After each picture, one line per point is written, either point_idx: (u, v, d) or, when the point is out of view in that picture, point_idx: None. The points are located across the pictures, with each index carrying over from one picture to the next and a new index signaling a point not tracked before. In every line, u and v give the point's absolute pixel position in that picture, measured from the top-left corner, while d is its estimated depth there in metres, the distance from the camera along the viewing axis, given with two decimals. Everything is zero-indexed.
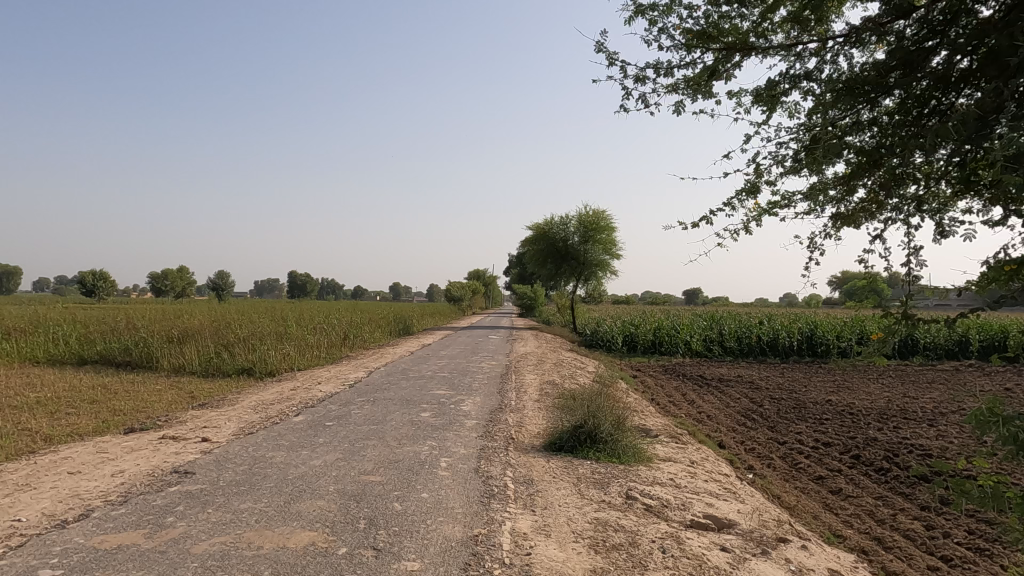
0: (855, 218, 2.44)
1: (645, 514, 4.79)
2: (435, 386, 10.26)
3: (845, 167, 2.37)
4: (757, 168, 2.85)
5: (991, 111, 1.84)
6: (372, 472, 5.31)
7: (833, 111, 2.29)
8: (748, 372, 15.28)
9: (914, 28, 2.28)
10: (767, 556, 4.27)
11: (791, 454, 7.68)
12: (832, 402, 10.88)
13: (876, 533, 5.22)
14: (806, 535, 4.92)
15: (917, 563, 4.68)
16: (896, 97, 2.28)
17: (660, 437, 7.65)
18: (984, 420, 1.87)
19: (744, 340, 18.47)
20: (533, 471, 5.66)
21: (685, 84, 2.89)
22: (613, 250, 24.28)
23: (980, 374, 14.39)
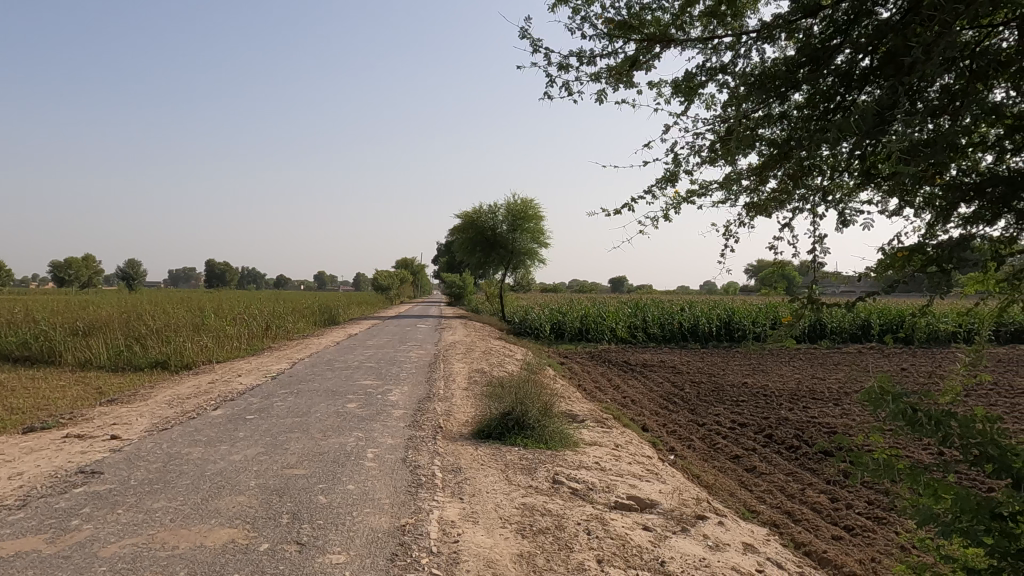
0: (766, 207, 2.50)
1: (571, 497, 4.89)
2: (361, 376, 10.10)
3: (758, 159, 2.43)
4: (675, 156, 2.88)
5: (888, 107, 1.94)
6: (295, 465, 5.17)
7: (747, 105, 2.35)
8: (670, 357, 15.83)
9: (821, 27, 2.36)
10: (686, 533, 4.44)
11: (709, 435, 8.01)
12: (748, 385, 11.43)
13: (787, 507, 5.53)
14: (722, 511, 5.15)
15: (823, 533, 4.99)
16: (805, 92, 2.35)
17: (586, 422, 7.81)
18: (876, 398, 1.87)
19: (666, 326, 19.12)
20: (460, 459, 5.67)
21: (607, 75, 2.89)
22: (541, 239, 24.57)
23: (880, 356, 15.42)
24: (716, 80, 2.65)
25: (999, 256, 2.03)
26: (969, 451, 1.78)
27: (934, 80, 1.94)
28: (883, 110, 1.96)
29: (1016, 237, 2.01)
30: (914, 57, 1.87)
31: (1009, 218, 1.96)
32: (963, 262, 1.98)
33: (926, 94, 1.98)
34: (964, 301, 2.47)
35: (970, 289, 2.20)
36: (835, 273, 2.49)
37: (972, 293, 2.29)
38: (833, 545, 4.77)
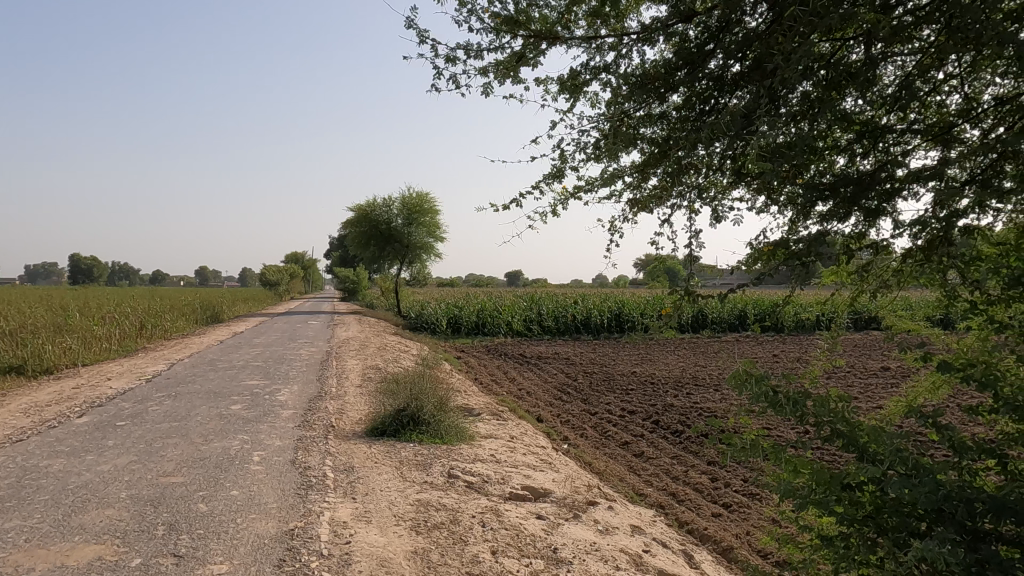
0: (647, 204, 2.58)
1: (466, 491, 4.91)
2: (247, 376, 9.63)
3: (640, 157, 2.51)
4: (562, 153, 2.90)
5: (754, 110, 2.07)
6: (173, 473, 4.85)
7: (629, 104, 2.42)
8: (564, 349, 16.24)
9: (695, 31, 2.46)
10: (578, 519, 4.58)
11: (601, 423, 8.29)
12: (637, 374, 11.93)
13: (671, 489, 5.83)
14: (612, 496, 5.35)
15: (703, 511, 5.30)
16: (682, 94, 2.45)
17: (482, 415, 7.86)
18: (741, 381, 1.99)
19: (560, 319, 19.62)
20: (353, 458, 5.54)
21: (494, 70, 2.88)
22: (436, 233, 24.41)
23: (754, 343, 16.58)
24: (599, 79, 2.71)
25: (851, 250, 2.21)
26: (822, 428, 1.91)
27: (794, 87, 2.09)
28: (750, 113, 2.09)
29: (865, 234, 2.19)
30: (777, 64, 2.00)
31: (858, 215, 2.15)
32: (820, 256, 2.13)
33: (787, 99, 2.13)
34: (821, 293, 2.67)
35: (827, 281, 2.38)
36: (710, 267, 2.64)
37: (828, 285, 2.48)
38: (712, 523, 5.08)
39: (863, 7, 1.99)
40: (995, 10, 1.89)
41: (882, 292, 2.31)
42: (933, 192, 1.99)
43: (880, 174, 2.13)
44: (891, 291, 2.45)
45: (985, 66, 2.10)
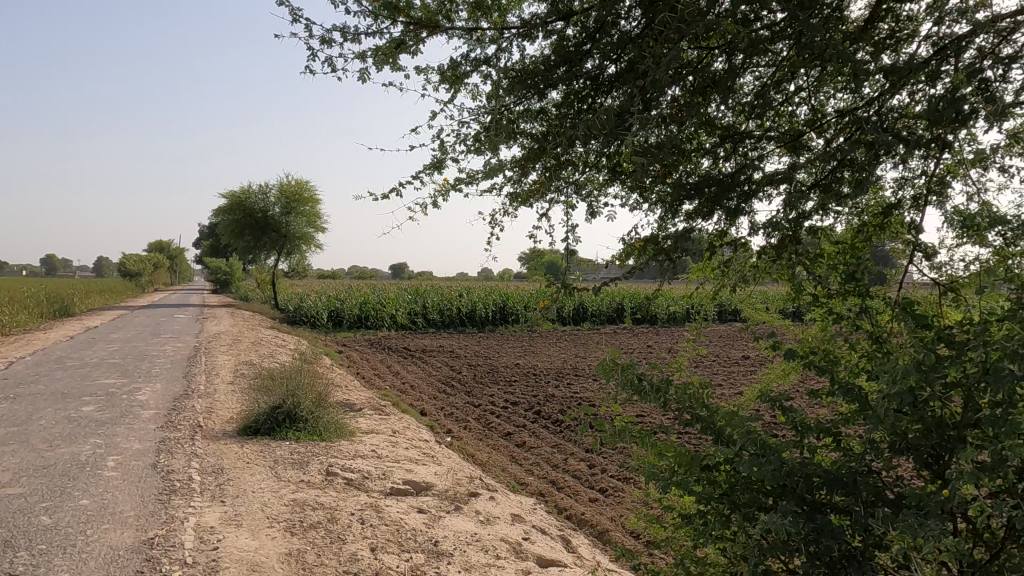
0: (526, 197, 2.60)
1: (345, 488, 4.78)
2: (101, 374, 8.82)
3: (520, 151, 2.54)
4: (442, 143, 2.87)
5: (627, 111, 2.15)
6: (10, 484, 4.35)
7: (509, 98, 2.44)
8: (448, 341, 16.22)
9: (573, 30, 2.51)
10: (459, 511, 4.60)
11: (484, 415, 8.37)
12: (520, 365, 12.15)
13: (551, 476, 5.99)
14: (494, 487, 5.42)
15: (581, 497, 5.51)
16: (560, 91, 2.49)
17: (363, 410, 7.68)
18: (608, 369, 2.07)
19: (445, 312, 19.59)
20: (223, 459, 5.23)
21: (372, 55, 2.79)
22: (316, 223, 23.52)
23: (630, 334, 17.40)
24: (480, 71, 2.70)
25: (713, 247, 2.35)
26: (683, 413, 2.03)
27: (664, 91, 2.19)
28: (623, 114, 2.17)
29: (725, 232, 2.34)
30: (648, 67, 2.09)
31: (721, 214, 2.29)
32: (686, 252, 2.26)
33: (658, 102, 2.23)
34: (687, 287, 2.82)
35: (692, 276, 2.52)
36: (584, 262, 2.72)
37: (693, 280, 2.63)
38: (589, 507, 5.28)
39: (727, 19, 2.12)
40: (837, 31, 2.09)
41: (740, 286, 2.48)
42: (784, 194, 2.15)
43: (740, 176, 2.28)
44: (748, 287, 2.63)
45: (828, 82, 2.30)
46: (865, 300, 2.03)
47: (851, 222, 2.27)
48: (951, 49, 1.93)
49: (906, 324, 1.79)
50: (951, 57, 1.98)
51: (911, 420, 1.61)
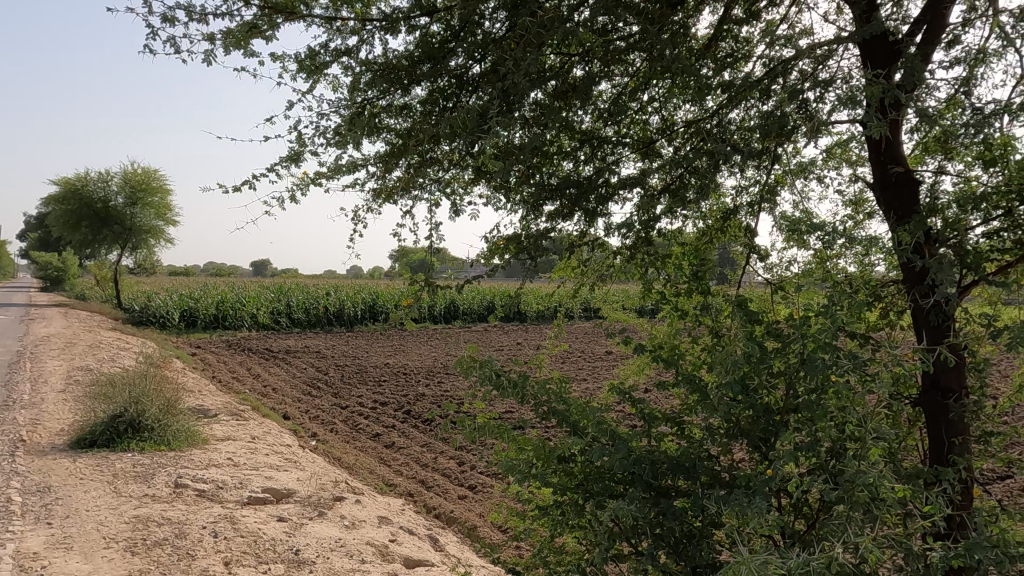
0: (390, 194, 2.54)
1: (197, 500, 4.47)
2: None
3: (383, 147, 2.48)
4: (300, 135, 2.73)
5: (489, 111, 2.16)
6: None
7: (371, 92, 2.38)
8: (314, 341, 15.62)
9: (437, 27, 2.49)
10: (323, 517, 4.45)
11: (352, 416, 8.14)
12: (390, 364, 11.96)
13: (420, 476, 5.95)
14: (360, 490, 5.29)
15: (450, 495, 5.52)
16: (425, 88, 2.46)
17: (219, 415, 7.21)
18: (468, 365, 2.09)
19: (311, 311, 18.87)
20: (50, 476, 4.69)
21: (221, 37, 2.61)
22: (167, 215, 21.72)
23: (501, 332, 17.68)
24: (340, 62, 2.60)
25: (573, 247, 2.43)
26: (540, 407, 2.08)
27: (526, 93, 2.23)
28: (486, 114, 2.18)
29: (585, 233, 2.43)
30: (509, 69, 2.11)
31: (580, 216, 2.38)
32: (546, 250, 2.32)
33: (521, 104, 2.27)
34: (549, 286, 2.90)
35: (554, 274, 2.59)
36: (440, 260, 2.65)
37: (555, 278, 2.70)
38: (458, 505, 5.31)
39: (584, 28, 2.20)
40: (684, 45, 2.23)
41: (598, 284, 2.60)
42: (638, 198, 2.27)
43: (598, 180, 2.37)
44: (605, 285, 2.75)
45: (677, 94, 2.45)
46: (707, 297, 2.16)
47: (697, 225, 2.43)
48: (780, 70, 2.13)
49: (739, 318, 1.92)
50: (780, 77, 2.17)
51: (743, 407, 1.75)
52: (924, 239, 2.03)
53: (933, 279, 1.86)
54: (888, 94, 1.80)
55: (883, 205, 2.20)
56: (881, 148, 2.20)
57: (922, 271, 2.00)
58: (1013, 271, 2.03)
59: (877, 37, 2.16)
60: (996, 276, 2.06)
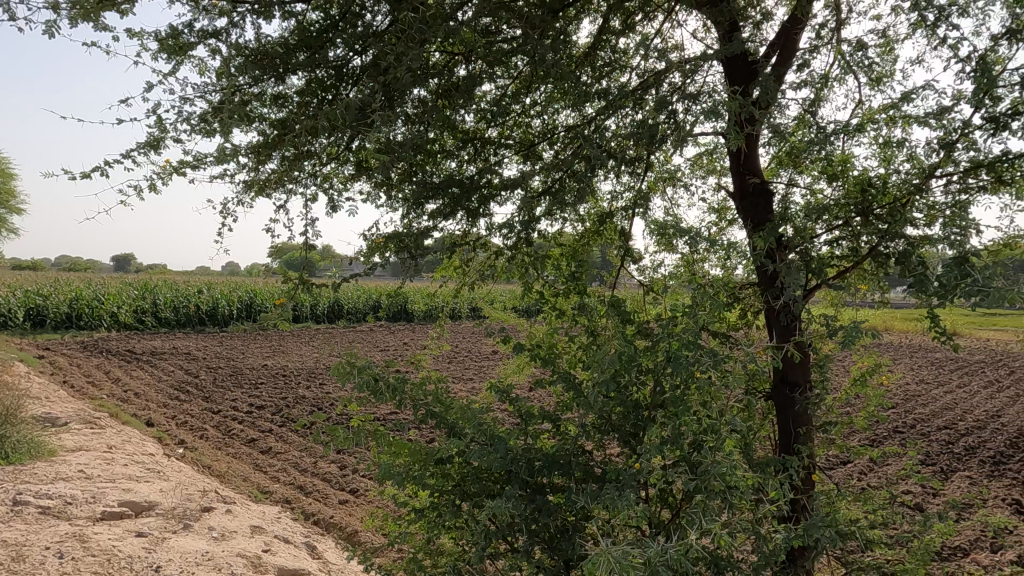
0: (263, 188, 2.40)
1: (40, 518, 4.04)
2: None
3: (255, 137, 2.35)
4: (160, 120, 2.52)
5: (369, 106, 2.10)
6: None
7: (242, 78, 2.24)
8: (184, 342, 14.61)
9: (315, 14, 2.39)
10: (190, 530, 4.16)
11: (225, 421, 7.69)
12: (268, 366, 11.41)
13: (299, 481, 5.72)
14: (232, 498, 5.00)
15: (331, 500, 5.35)
16: (302, 79, 2.35)
17: (69, 424, 6.55)
18: (343, 369, 2.01)
19: (181, 310, 17.64)
20: None
21: (68, 8, 2.36)
22: (10, 202, 19.49)
23: (387, 331, 17.39)
24: (207, 46, 2.43)
25: (456, 247, 2.42)
26: (418, 409, 2.05)
27: (408, 91, 2.19)
28: (366, 108, 2.12)
29: (467, 232, 2.43)
30: (390, 63, 2.06)
31: (462, 215, 2.37)
32: (427, 249, 2.30)
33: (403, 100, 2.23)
34: (432, 285, 2.87)
35: (437, 273, 2.58)
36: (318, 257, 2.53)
37: (437, 277, 2.68)
38: (339, 509, 5.16)
39: (467, 28, 2.19)
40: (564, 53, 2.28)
41: (480, 283, 2.61)
42: (519, 199, 2.31)
43: (481, 179, 2.37)
44: (488, 285, 2.77)
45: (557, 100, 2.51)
46: (584, 297, 2.23)
47: (575, 227, 2.50)
48: (652, 82, 2.23)
49: (612, 318, 1.99)
50: (653, 89, 2.28)
51: (614, 404, 1.82)
52: (776, 245, 2.21)
53: (783, 281, 2.02)
54: (746, 110, 1.94)
55: (742, 213, 2.37)
56: (741, 159, 2.36)
57: (774, 274, 2.18)
58: (849, 275, 2.26)
59: (737, 56, 2.32)
60: (835, 280, 2.28)
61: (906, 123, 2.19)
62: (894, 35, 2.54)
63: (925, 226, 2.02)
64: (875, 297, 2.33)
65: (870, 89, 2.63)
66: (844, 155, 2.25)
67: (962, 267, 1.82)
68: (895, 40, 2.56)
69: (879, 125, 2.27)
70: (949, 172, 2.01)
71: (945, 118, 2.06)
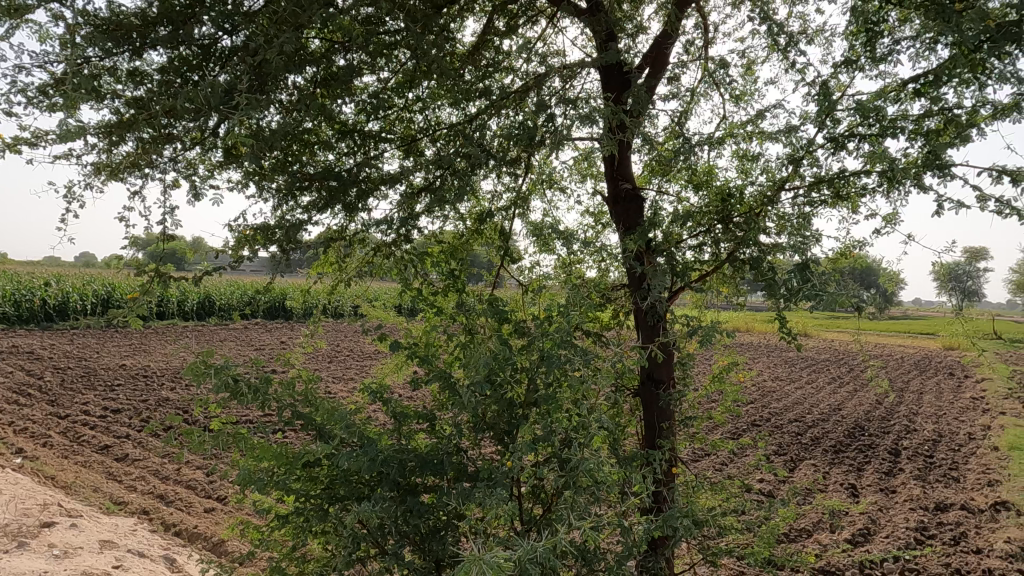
0: (116, 171, 2.19)
1: None
2: None
3: (107, 115, 2.13)
4: None
5: (238, 88, 1.97)
6: None
7: (90, 50, 2.03)
8: (26, 340, 13.13)
9: None
10: (26, 548, 3.74)
11: (73, 427, 6.99)
12: (126, 366, 10.51)
13: (159, 490, 5.30)
14: (78, 511, 4.55)
15: (196, 508, 5.02)
16: (163, 55, 2.16)
17: None
18: (199, 371, 1.85)
19: (23, 304, 15.85)
20: None
21: None
22: None
23: (263, 329, 16.55)
24: (49, 10, 2.18)
25: (331, 242, 2.34)
26: (284, 411, 1.95)
27: (282, 76, 2.09)
28: (234, 91, 1.99)
29: (345, 227, 2.36)
30: (261, 44, 1.95)
31: (338, 208, 2.29)
32: (300, 242, 2.20)
33: (276, 86, 2.11)
34: (305, 281, 2.75)
35: (312, 269, 2.48)
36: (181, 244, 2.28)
37: (312, 273, 2.58)
38: (204, 519, 4.84)
39: (346, 15, 2.12)
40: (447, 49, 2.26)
41: (358, 280, 2.54)
42: (399, 194, 2.26)
43: (359, 173, 2.30)
44: (365, 282, 2.70)
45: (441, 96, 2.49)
46: (462, 295, 2.22)
47: (456, 225, 2.50)
48: (534, 85, 2.26)
49: (489, 316, 2.00)
50: (534, 92, 2.31)
51: (488, 402, 1.83)
52: (645, 248, 2.31)
53: (650, 283, 2.12)
54: (620, 117, 2.01)
55: (615, 216, 2.46)
56: (614, 165, 2.45)
57: (642, 276, 2.28)
58: (711, 278, 2.41)
59: (614, 65, 2.40)
60: (697, 283, 2.43)
61: (762, 139, 2.36)
62: (754, 57, 2.75)
63: (775, 235, 2.19)
64: (733, 299, 2.51)
65: (734, 106, 2.82)
66: (708, 166, 2.40)
67: (804, 272, 1.99)
68: (755, 61, 2.76)
69: (739, 140, 2.44)
70: (797, 186, 2.20)
71: (793, 136, 2.25)
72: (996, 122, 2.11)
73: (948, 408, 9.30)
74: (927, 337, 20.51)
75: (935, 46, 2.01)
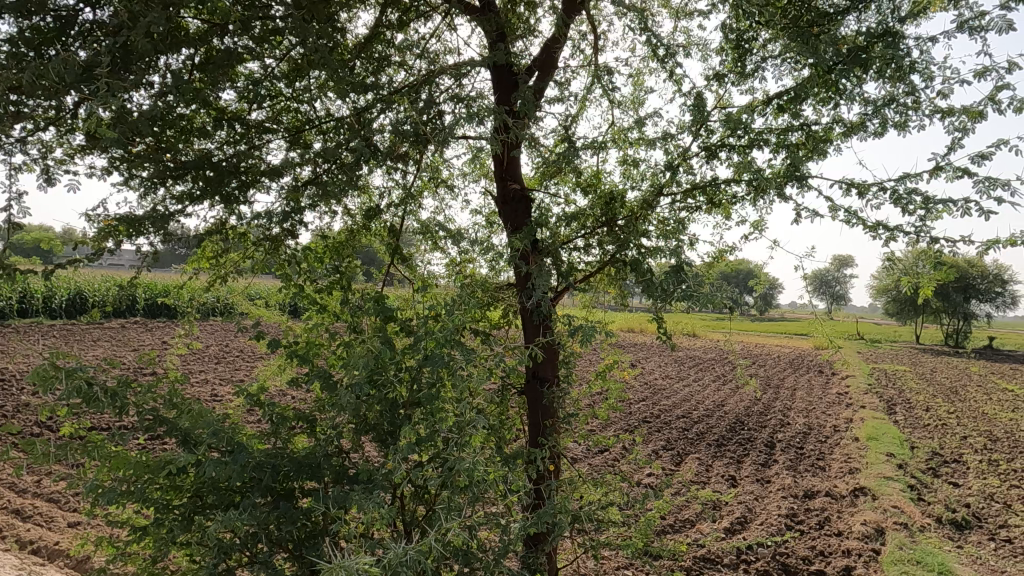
0: None
1: None
2: None
3: None
4: None
5: (97, 67, 1.82)
6: None
7: None
8: None
9: None
10: None
11: None
12: None
13: (15, 505, 4.81)
14: None
15: (57, 524, 4.59)
16: (13, 26, 1.96)
17: None
18: (46, 376, 1.69)
19: None
20: None
21: None
22: None
23: (144, 329, 15.41)
24: None
25: (206, 235, 2.21)
26: (145, 417, 1.81)
27: (152, 57, 1.95)
28: (93, 69, 1.83)
29: (222, 220, 2.24)
30: (126, 21, 1.81)
31: (216, 200, 2.17)
32: (169, 235, 2.07)
33: (146, 67, 1.97)
34: (178, 277, 2.58)
35: (186, 264, 2.34)
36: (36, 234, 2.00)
37: (186, 268, 2.43)
38: (67, 534, 4.45)
39: None
40: (334, 40, 2.20)
41: (237, 276, 2.42)
42: (281, 187, 2.17)
43: (239, 163, 2.20)
44: (246, 278, 2.57)
45: (328, 88, 2.41)
46: (345, 293, 2.16)
47: (343, 221, 2.43)
48: (424, 82, 2.24)
49: (372, 315, 1.96)
50: (424, 89, 2.29)
51: (369, 403, 1.79)
52: (532, 249, 2.35)
53: (535, 283, 2.15)
54: (506, 119, 2.03)
55: (503, 216, 2.48)
56: (503, 165, 2.45)
57: (528, 276, 2.31)
58: (595, 278, 2.48)
59: (504, 67, 2.42)
60: (582, 284, 2.49)
61: (644, 146, 2.46)
62: (641, 68, 2.85)
63: (656, 238, 2.28)
64: (616, 300, 2.60)
65: (620, 113, 2.91)
66: (593, 170, 2.46)
67: (679, 274, 2.09)
68: (642, 71, 2.87)
69: (623, 146, 2.53)
70: (675, 193, 2.30)
71: (670, 144, 2.35)
72: (848, 140, 2.30)
73: (817, 403, 10.08)
74: (801, 338, 22.13)
75: (798, 66, 2.17)
